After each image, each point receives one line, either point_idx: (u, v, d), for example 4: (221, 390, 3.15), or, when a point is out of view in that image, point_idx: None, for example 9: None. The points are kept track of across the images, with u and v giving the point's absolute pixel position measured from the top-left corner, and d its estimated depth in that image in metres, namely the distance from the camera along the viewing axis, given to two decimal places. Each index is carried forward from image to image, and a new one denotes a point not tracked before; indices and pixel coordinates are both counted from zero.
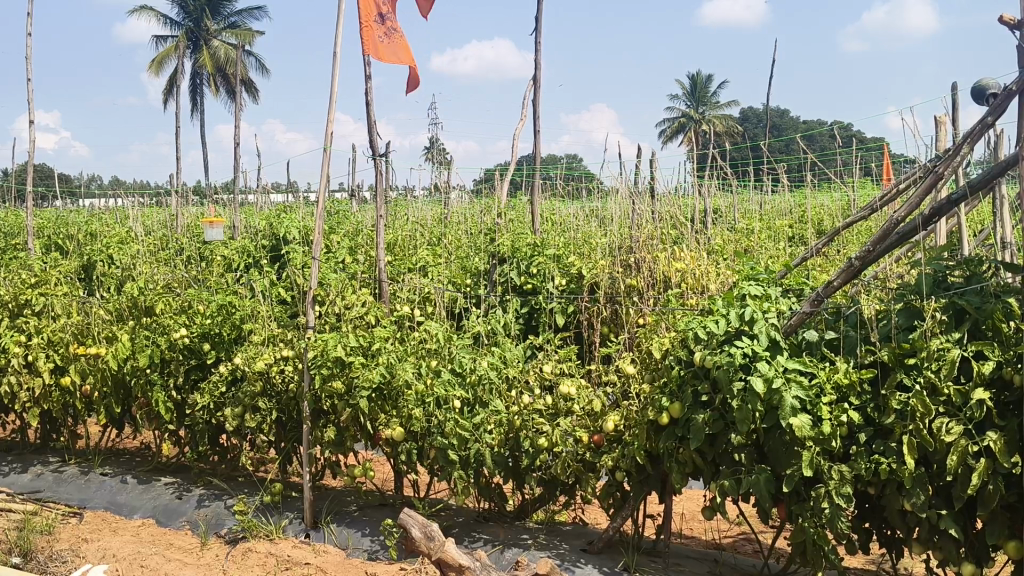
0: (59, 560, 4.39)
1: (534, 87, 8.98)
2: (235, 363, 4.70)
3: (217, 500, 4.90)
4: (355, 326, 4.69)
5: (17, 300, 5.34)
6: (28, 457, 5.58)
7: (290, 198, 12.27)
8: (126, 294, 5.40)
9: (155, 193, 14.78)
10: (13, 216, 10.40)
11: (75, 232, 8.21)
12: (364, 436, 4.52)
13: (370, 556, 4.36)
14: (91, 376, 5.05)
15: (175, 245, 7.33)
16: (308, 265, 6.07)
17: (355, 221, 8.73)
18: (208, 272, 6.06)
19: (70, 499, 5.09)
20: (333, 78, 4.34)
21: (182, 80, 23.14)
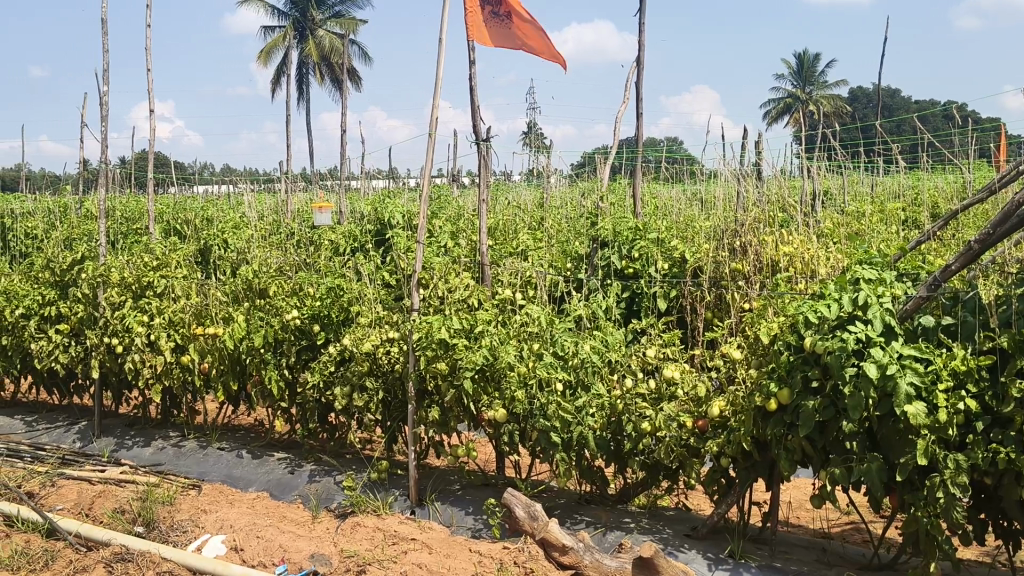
0: (179, 529, 4.64)
1: (636, 69, 8.88)
2: (343, 344, 4.84)
3: (327, 475, 5.07)
4: (459, 309, 4.76)
5: (140, 282, 5.53)
6: (149, 431, 5.86)
7: (394, 184, 12.47)
8: (241, 277, 5.53)
9: (266, 181, 15.25)
10: (133, 201, 10.90)
11: (192, 217, 8.55)
12: (467, 416, 4.60)
13: (474, 534, 4.46)
14: (209, 355, 5.27)
15: (285, 230, 7.55)
16: (413, 248, 6.18)
17: (457, 206, 8.83)
18: (317, 256, 6.24)
19: (189, 472, 5.34)
20: (438, 65, 4.40)
21: (286, 70, 23.74)
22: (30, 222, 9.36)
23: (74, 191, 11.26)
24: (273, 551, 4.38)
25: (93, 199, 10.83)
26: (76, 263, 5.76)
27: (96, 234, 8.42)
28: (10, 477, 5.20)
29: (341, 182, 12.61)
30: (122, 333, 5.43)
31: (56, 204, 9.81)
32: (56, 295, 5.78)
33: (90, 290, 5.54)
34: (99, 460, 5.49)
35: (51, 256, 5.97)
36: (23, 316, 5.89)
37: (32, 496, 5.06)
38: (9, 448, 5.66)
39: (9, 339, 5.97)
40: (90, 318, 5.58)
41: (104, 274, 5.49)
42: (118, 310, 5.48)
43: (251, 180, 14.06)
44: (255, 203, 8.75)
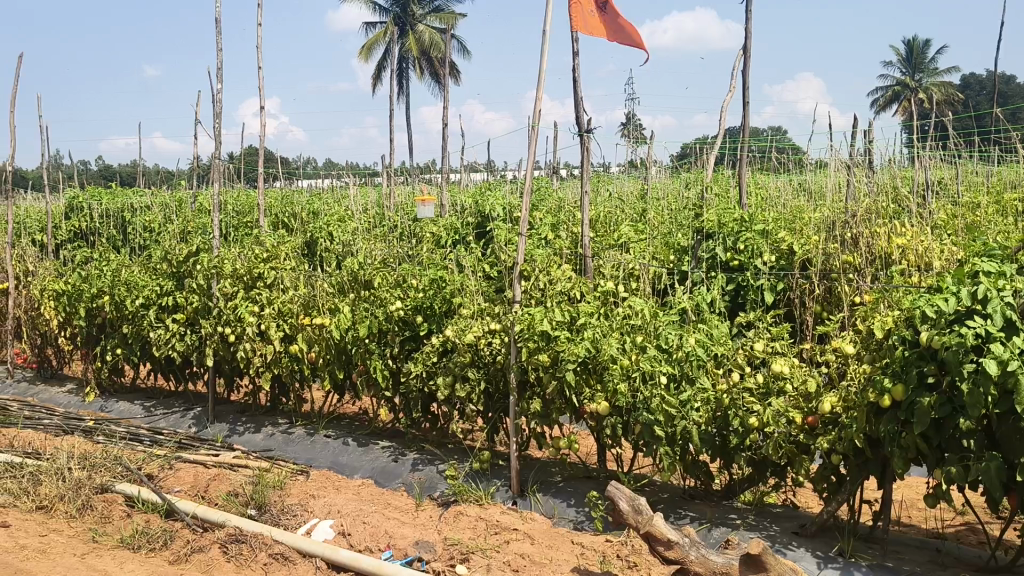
0: (289, 513, 4.78)
1: (741, 58, 8.71)
2: (446, 335, 4.91)
3: (430, 464, 5.15)
4: (560, 301, 4.76)
5: (251, 273, 5.70)
6: (259, 418, 6.06)
7: (494, 177, 12.54)
8: (347, 269, 5.67)
9: (368, 174, 15.52)
10: (243, 194, 11.27)
11: (299, 210, 8.78)
12: (570, 409, 4.59)
13: (576, 526, 4.48)
14: (316, 344, 5.44)
15: (389, 222, 7.69)
16: (514, 240, 6.21)
17: (558, 198, 8.83)
18: (420, 248, 6.33)
19: (298, 458, 5.51)
20: (542, 58, 4.42)
21: (386, 65, 24.10)
22: (148, 216, 9.78)
23: (189, 186, 11.72)
24: (379, 537, 4.49)
25: (206, 193, 11.25)
26: (191, 255, 5.98)
27: (209, 227, 8.74)
28: (132, 459, 5.46)
29: (440, 175, 12.76)
30: (235, 322, 5.63)
31: (172, 199, 10.21)
32: (172, 286, 6.02)
33: (205, 281, 5.77)
34: (213, 445, 5.71)
35: (168, 248, 6.21)
36: (143, 306, 6.15)
37: (152, 478, 5.29)
38: (130, 431, 5.94)
39: (129, 327, 6.24)
40: (205, 307, 5.81)
41: (217, 266, 5.70)
42: (231, 300, 5.68)
43: (354, 173, 14.35)
44: (359, 196, 8.94)
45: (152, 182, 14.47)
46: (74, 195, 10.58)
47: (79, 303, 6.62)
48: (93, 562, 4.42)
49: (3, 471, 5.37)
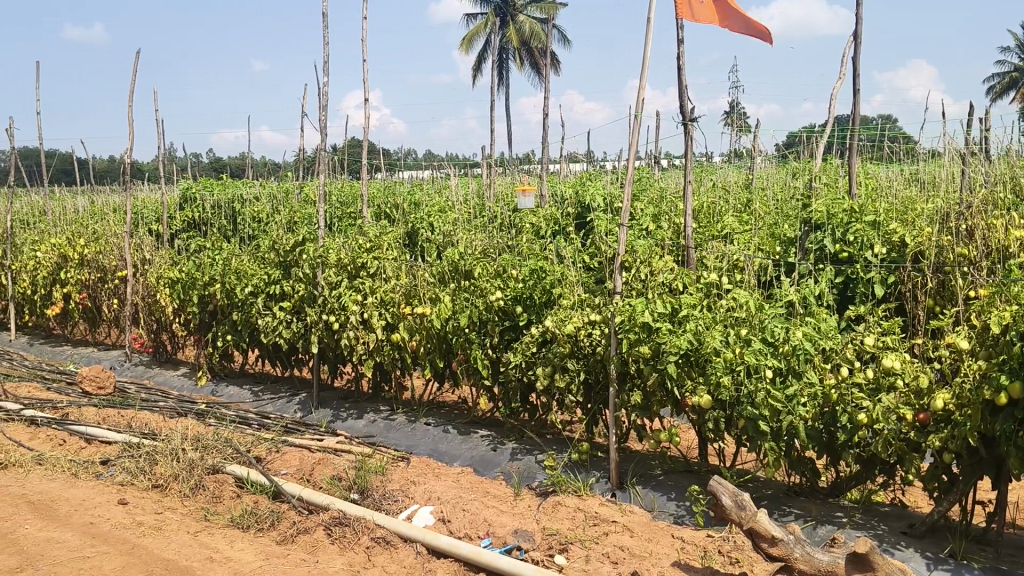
0: (391, 498, 4.87)
1: (851, 44, 8.42)
2: (546, 326, 4.91)
3: (529, 454, 5.17)
4: (661, 292, 4.71)
5: (355, 263, 5.84)
6: (362, 404, 6.18)
7: (594, 167, 12.47)
8: (448, 260, 5.73)
9: (468, 165, 15.65)
10: (347, 184, 11.54)
11: (402, 201, 8.93)
12: (671, 401, 4.52)
13: (676, 520, 4.43)
14: (417, 333, 5.50)
15: (490, 212, 7.75)
16: (614, 231, 6.17)
17: (659, 188, 8.74)
18: (520, 238, 6.36)
19: (398, 445, 5.61)
20: (645, 48, 4.36)
21: (485, 57, 24.22)
22: (257, 207, 10.11)
23: (296, 177, 12.05)
24: (478, 524, 4.53)
25: (312, 183, 11.57)
26: (297, 245, 6.13)
27: (315, 217, 8.97)
28: (242, 442, 5.65)
29: (540, 164, 12.79)
30: (339, 311, 5.78)
31: (280, 190, 10.52)
32: (279, 275, 6.20)
33: (310, 270, 5.94)
34: (318, 430, 5.87)
35: (275, 237, 6.39)
36: (251, 294, 6.35)
37: (260, 460, 5.47)
38: (239, 415, 6.15)
39: (239, 315, 6.46)
40: (310, 296, 5.97)
41: (323, 255, 5.86)
42: (336, 289, 5.82)
43: (454, 163, 14.51)
44: (460, 186, 9.04)
45: (261, 174, 14.96)
46: (188, 186, 11.01)
47: (193, 291, 6.89)
48: (205, 540, 4.60)
49: (122, 450, 5.64)
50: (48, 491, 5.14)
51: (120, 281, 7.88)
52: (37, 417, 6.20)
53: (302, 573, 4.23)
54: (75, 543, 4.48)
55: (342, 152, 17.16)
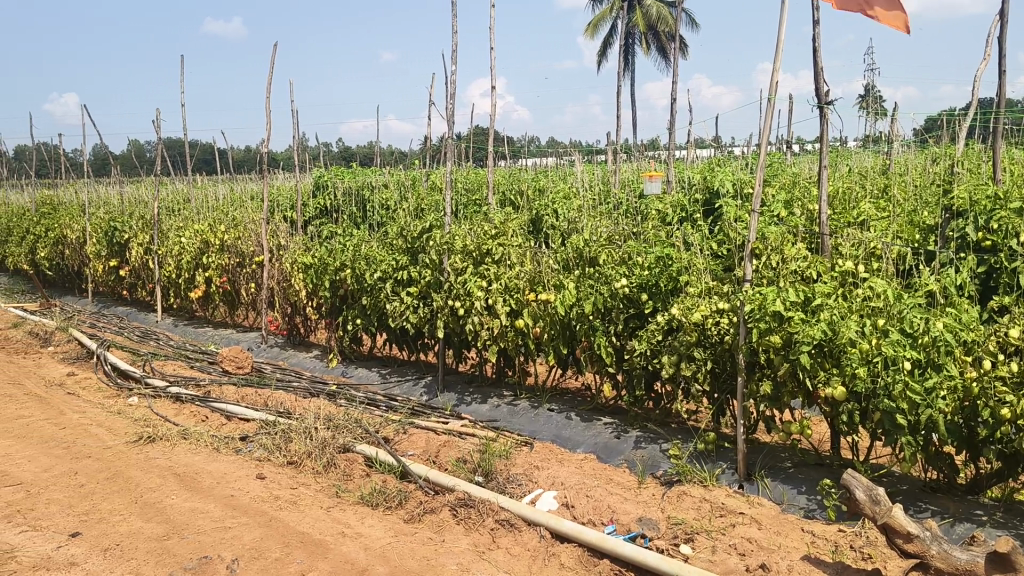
0: (515, 482, 4.93)
1: (1000, 21, 7.95)
2: (672, 314, 4.84)
3: (653, 443, 5.13)
4: (792, 281, 4.59)
5: (480, 249, 5.93)
6: (486, 389, 6.27)
7: (721, 152, 12.22)
8: (572, 246, 5.74)
9: (592, 152, 15.59)
10: (472, 172, 11.70)
11: (527, 188, 8.99)
12: (803, 393, 4.38)
13: (806, 514, 4.31)
14: (541, 320, 5.53)
15: (614, 199, 7.72)
16: (743, 218, 6.06)
17: (791, 174, 8.50)
18: (645, 225, 6.33)
19: (522, 430, 5.67)
20: (779, 29, 4.23)
21: (609, 44, 24.04)
22: (386, 195, 10.37)
23: (423, 165, 12.26)
24: (602, 511, 4.53)
25: (439, 171, 11.79)
26: (425, 231, 6.29)
27: (442, 205, 9.13)
28: (371, 423, 5.83)
29: (665, 151, 12.63)
30: (463, 296, 5.86)
31: (408, 178, 10.75)
32: (407, 261, 6.34)
33: (437, 256, 6.07)
34: (443, 413, 6.00)
35: (403, 224, 6.55)
36: (380, 279, 6.52)
37: (388, 440, 5.63)
38: (368, 397, 6.34)
39: (368, 299, 6.64)
40: (437, 282, 6.10)
41: (449, 242, 5.99)
42: (461, 275, 5.92)
43: (577, 150, 14.50)
44: (585, 173, 9.04)
45: (389, 162, 15.34)
46: (321, 174, 11.39)
47: (325, 276, 7.14)
48: (337, 515, 4.77)
49: (259, 428, 5.90)
50: (193, 464, 5.43)
51: (257, 266, 8.23)
52: (182, 394, 6.55)
53: (430, 551, 4.33)
54: (217, 514, 4.72)
55: (466, 139, 17.41)
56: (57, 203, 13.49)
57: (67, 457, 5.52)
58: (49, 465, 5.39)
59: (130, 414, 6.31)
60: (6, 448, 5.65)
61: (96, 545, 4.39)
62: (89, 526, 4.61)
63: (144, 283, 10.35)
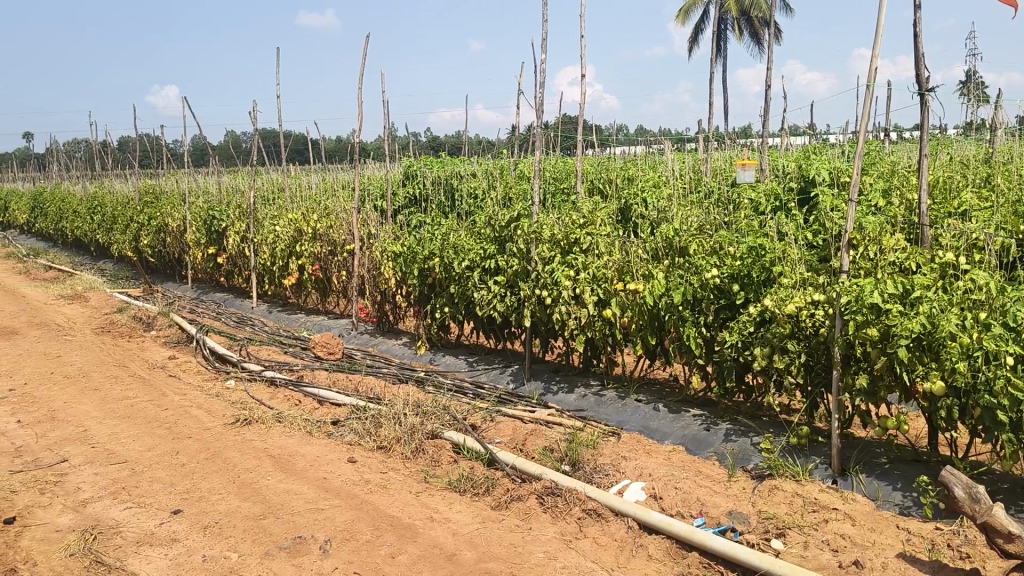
0: (602, 472, 4.91)
1: None
2: (765, 305, 4.75)
3: (744, 436, 5.05)
4: (890, 272, 4.46)
5: (568, 239, 5.93)
6: (573, 378, 6.27)
7: (815, 139, 11.91)
8: (662, 236, 5.70)
9: (681, 140, 15.39)
10: (560, 161, 11.68)
11: (615, 177, 8.94)
12: (900, 387, 4.26)
13: (902, 511, 4.18)
14: (629, 310, 5.48)
15: (705, 188, 7.61)
16: (839, 207, 5.91)
17: (889, 163, 8.24)
18: (736, 215, 6.24)
19: (609, 420, 5.65)
20: (880, 13, 4.09)
21: (699, 30, 23.66)
22: (474, 183, 10.44)
23: (512, 153, 12.29)
24: (691, 503, 4.49)
25: (527, 160, 11.81)
26: (512, 221, 6.31)
27: (530, 193, 9.15)
28: (459, 410, 5.89)
29: (757, 139, 12.39)
30: (551, 286, 5.85)
31: (496, 167, 10.81)
32: (495, 250, 6.38)
33: (525, 246, 6.08)
34: (530, 402, 6.02)
35: (492, 213, 6.59)
36: (468, 268, 6.58)
37: (476, 428, 5.68)
38: (456, 384, 6.41)
39: (456, 288, 6.70)
40: (524, 271, 6.10)
41: (537, 231, 5.98)
42: (549, 264, 5.91)
43: (667, 138, 14.33)
44: (675, 162, 8.94)
45: (477, 152, 15.43)
46: (411, 164, 11.55)
47: (414, 264, 7.24)
48: (426, 500, 4.84)
49: (350, 413, 6.02)
50: (287, 446, 5.58)
51: (348, 254, 8.39)
52: (276, 378, 6.73)
53: (517, 539, 4.36)
54: (310, 496, 4.84)
55: (554, 127, 17.38)
56: (159, 191, 13.99)
57: (169, 437, 5.73)
58: (152, 444, 5.61)
59: (228, 397, 6.52)
60: (112, 428, 5.90)
61: (196, 523, 4.55)
62: (189, 504, 4.78)
63: (241, 270, 10.66)
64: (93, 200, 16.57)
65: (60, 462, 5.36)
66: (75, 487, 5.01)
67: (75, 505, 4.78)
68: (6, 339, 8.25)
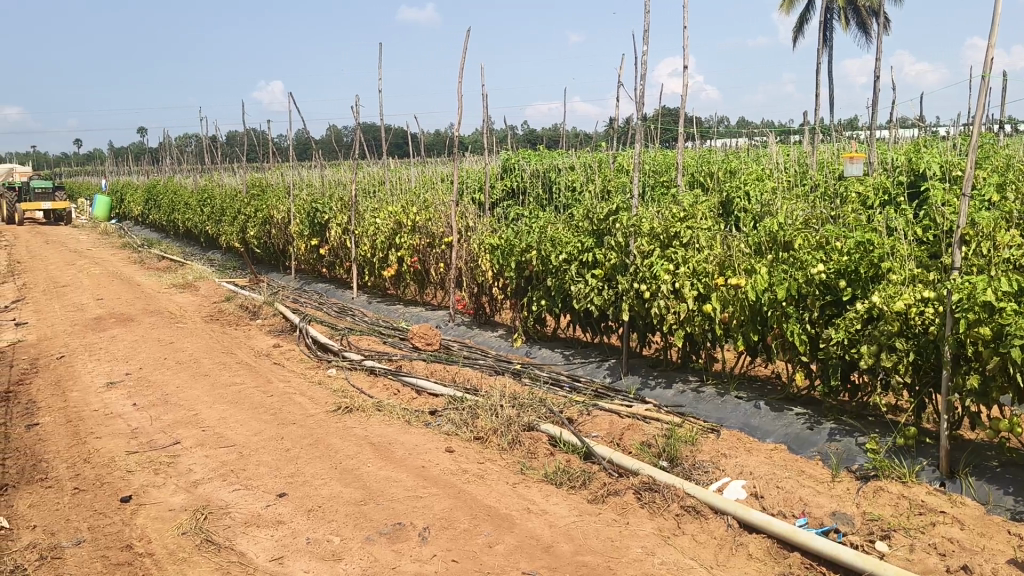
0: (701, 469, 4.86)
1: None
2: (872, 302, 4.59)
3: (848, 436, 4.91)
4: (1007, 268, 4.28)
5: (667, 232, 5.84)
6: (671, 373, 6.21)
7: (930, 130, 11.47)
8: (766, 230, 5.61)
9: (786, 132, 15.03)
10: (660, 154, 11.56)
11: (717, 170, 8.80)
12: (1015, 388, 4.07)
13: (1015, 516, 3.99)
14: (730, 305, 5.38)
15: (811, 181, 7.43)
16: (953, 201, 5.69)
17: (1010, 155, 7.88)
18: (843, 209, 6.08)
19: (708, 417, 5.57)
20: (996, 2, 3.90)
21: (804, 18, 23.07)
22: (572, 176, 10.43)
23: (611, 146, 12.22)
24: (793, 503, 4.39)
25: (626, 153, 11.73)
26: (611, 214, 6.28)
27: (629, 186, 9.10)
28: (555, 403, 5.91)
29: (866, 131, 12.02)
30: (650, 280, 5.80)
31: (595, 160, 10.77)
32: (593, 243, 6.37)
33: (623, 239, 6.05)
34: (627, 396, 6.00)
35: (590, 206, 6.57)
36: (566, 261, 6.58)
37: (572, 421, 5.68)
38: (552, 377, 6.42)
39: (554, 281, 6.71)
40: (622, 265, 6.07)
41: (636, 225, 5.95)
42: (648, 258, 5.86)
43: (772, 130, 14.01)
44: (780, 154, 8.74)
45: (576, 144, 15.40)
46: (509, 157, 11.61)
47: (511, 257, 7.28)
48: (523, 491, 4.86)
49: (448, 403, 6.09)
50: (387, 435, 5.69)
51: (446, 246, 8.50)
52: (376, 367, 6.86)
53: (614, 533, 4.34)
54: (410, 483, 4.92)
55: (653, 119, 17.22)
56: (266, 183, 14.43)
57: (274, 422, 5.91)
58: (258, 429, 5.79)
59: (329, 385, 6.68)
60: (222, 412, 6.12)
61: (300, 506, 4.68)
62: (294, 488, 4.92)
63: (342, 261, 10.91)
64: (204, 193, 17.19)
65: (173, 444, 5.58)
66: (187, 468, 5.22)
67: (187, 485, 4.98)
68: (123, 325, 8.64)
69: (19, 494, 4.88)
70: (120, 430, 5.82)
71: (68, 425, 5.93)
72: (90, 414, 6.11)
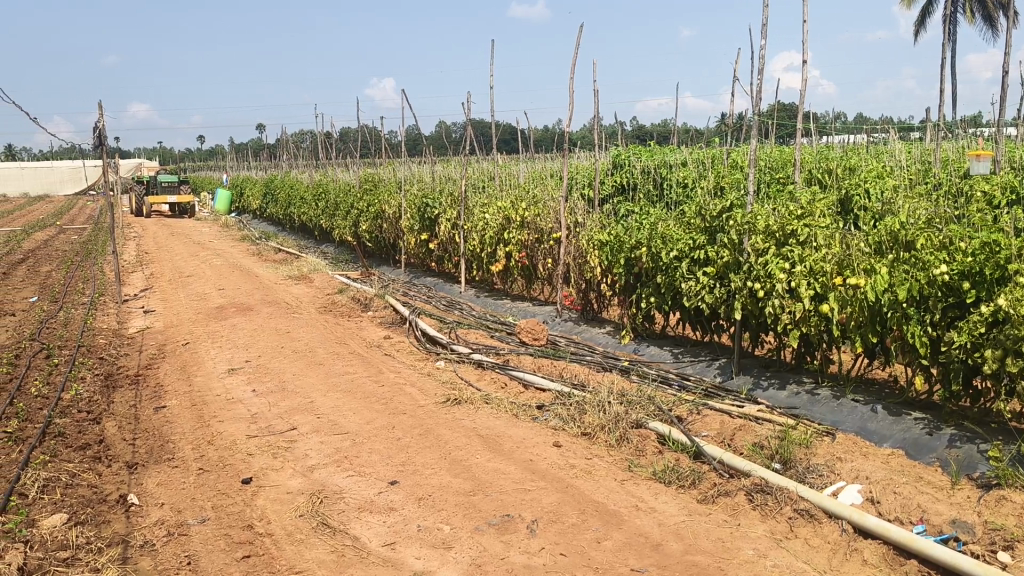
0: (815, 472, 4.75)
1: None
2: (998, 304, 4.39)
3: (970, 442, 4.71)
4: None
5: (784, 230, 5.72)
6: (784, 374, 6.08)
7: None
8: (887, 228, 5.43)
9: (910, 128, 14.48)
10: (776, 150, 11.31)
11: (836, 168, 8.57)
12: None
13: None
14: (848, 305, 5.24)
15: (937, 179, 7.16)
16: None
17: None
18: (971, 208, 5.82)
19: (823, 419, 5.44)
20: None
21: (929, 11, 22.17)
22: (683, 173, 10.31)
23: (725, 143, 12.02)
24: (911, 509, 4.26)
25: (740, 150, 11.52)
26: (725, 210, 6.19)
27: (742, 183, 8.95)
28: (664, 401, 5.87)
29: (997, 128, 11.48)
30: (764, 279, 5.69)
31: (708, 156, 10.62)
32: (705, 240, 6.29)
33: (737, 236, 5.96)
34: (739, 397, 5.91)
35: (702, 203, 6.49)
36: (677, 258, 6.52)
37: (681, 420, 5.64)
38: (661, 375, 6.37)
39: (664, 278, 6.66)
40: (735, 263, 5.98)
41: (751, 222, 5.85)
42: (762, 256, 5.76)
43: (896, 127, 13.50)
44: (904, 151, 8.44)
45: (689, 140, 15.19)
46: (619, 153, 11.56)
47: (620, 254, 7.26)
48: (631, 488, 4.84)
49: (556, 398, 6.11)
50: (496, 428, 5.75)
51: (555, 242, 8.52)
52: (484, 361, 6.95)
53: (724, 534, 4.28)
54: (518, 476, 4.96)
55: (768, 115, 16.87)
56: (378, 178, 14.74)
57: (386, 412, 6.05)
58: (371, 418, 5.93)
59: (439, 376, 6.80)
60: (336, 401, 6.29)
61: (411, 494, 4.77)
62: (405, 476, 5.02)
63: (451, 255, 11.07)
64: (319, 186, 17.69)
65: (290, 430, 5.77)
66: (303, 454, 5.38)
67: (304, 470, 5.14)
68: (243, 314, 8.98)
69: (148, 472, 5.12)
70: (240, 414, 6.05)
71: (193, 408, 6.20)
72: (213, 398, 6.38)
